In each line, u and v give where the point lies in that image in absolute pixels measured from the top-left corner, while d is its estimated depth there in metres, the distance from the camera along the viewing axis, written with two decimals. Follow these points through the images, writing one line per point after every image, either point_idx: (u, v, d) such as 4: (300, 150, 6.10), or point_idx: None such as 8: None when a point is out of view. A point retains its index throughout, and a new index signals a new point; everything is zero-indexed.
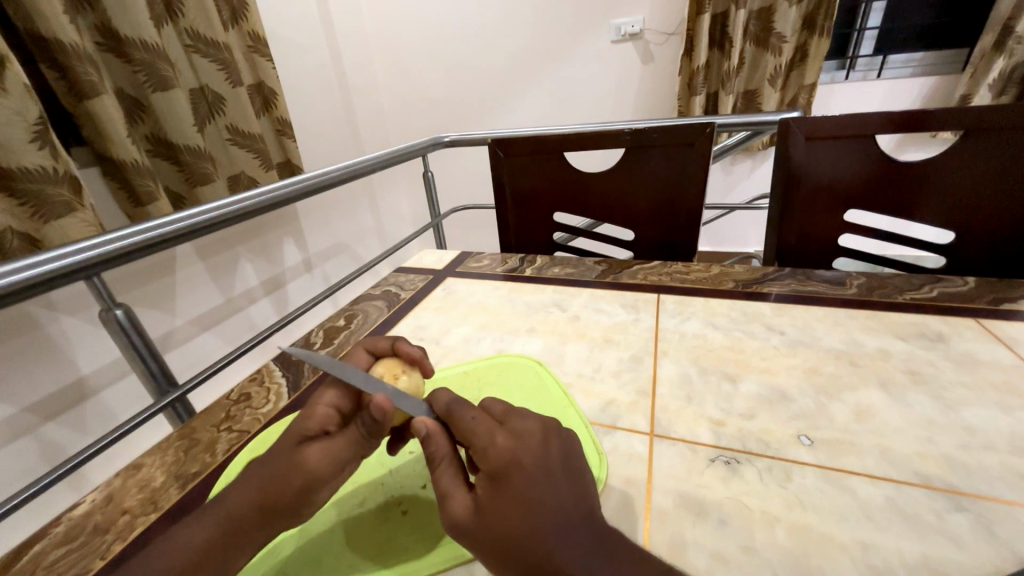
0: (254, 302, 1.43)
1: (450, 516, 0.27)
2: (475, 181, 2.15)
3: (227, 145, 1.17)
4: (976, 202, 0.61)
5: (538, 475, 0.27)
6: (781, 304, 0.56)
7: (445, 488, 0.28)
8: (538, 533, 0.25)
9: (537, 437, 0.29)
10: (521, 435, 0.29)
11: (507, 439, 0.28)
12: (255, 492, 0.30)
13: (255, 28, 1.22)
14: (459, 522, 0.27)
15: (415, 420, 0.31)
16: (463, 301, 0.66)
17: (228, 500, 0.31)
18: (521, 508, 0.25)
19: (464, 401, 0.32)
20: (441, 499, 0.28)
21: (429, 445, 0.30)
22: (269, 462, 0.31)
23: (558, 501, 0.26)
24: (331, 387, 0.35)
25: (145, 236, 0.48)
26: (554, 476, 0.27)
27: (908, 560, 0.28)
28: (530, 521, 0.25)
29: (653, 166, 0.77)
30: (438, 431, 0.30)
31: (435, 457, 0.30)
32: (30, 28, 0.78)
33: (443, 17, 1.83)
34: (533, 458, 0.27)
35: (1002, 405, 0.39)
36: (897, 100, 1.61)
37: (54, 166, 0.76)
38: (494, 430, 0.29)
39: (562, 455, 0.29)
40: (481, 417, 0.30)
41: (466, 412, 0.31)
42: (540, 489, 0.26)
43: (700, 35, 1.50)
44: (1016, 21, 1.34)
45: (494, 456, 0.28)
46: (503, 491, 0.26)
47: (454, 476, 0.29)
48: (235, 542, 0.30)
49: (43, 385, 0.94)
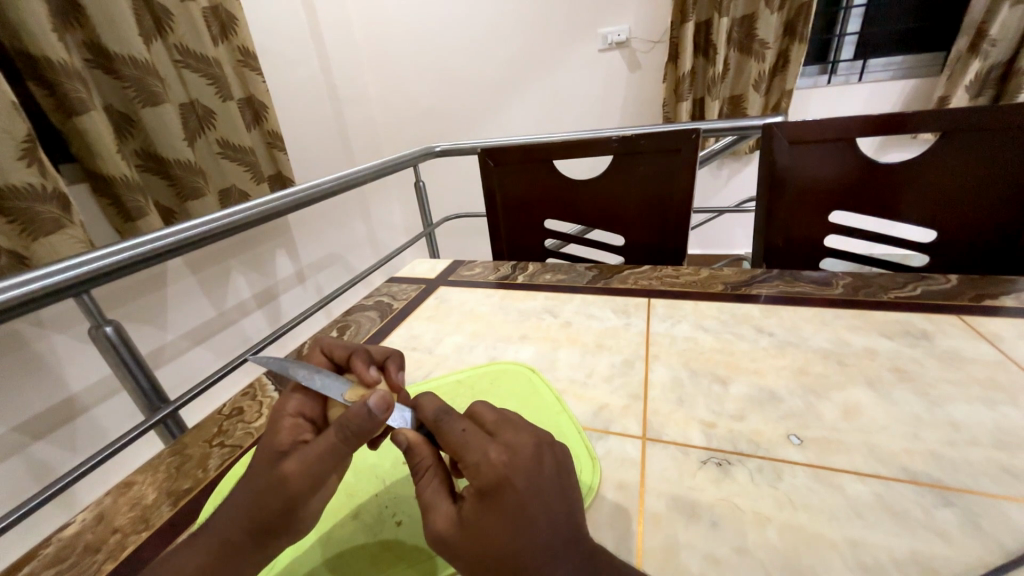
0: (246, 314, 1.43)
1: (433, 527, 0.28)
2: (466, 189, 2.16)
3: (217, 158, 1.17)
4: (954, 201, 0.62)
5: (528, 493, 0.26)
6: (769, 305, 0.57)
7: (430, 499, 0.29)
8: (517, 555, 0.25)
9: (529, 451, 0.28)
10: (515, 449, 0.28)
11: (498, 457, 0.28)
12: (237, 518, 0.30)
13: (245, 43, 1.23)
14: (443, 536, 0.27)
15: (398, 433, 0.31)
16: (456, 309, 0.66)
17: (218, 525, 0.31)
18: (504, 528, 0.26)
19: (452, 412, 0.31)
20: (426, 509, 0.29)
21: (414, 457, 0.30)
22: (252, 485, 0.31)
23: (543, 521, 0.26)
24: (294, 395, 0.35)
25: (131, 253, 0.48)
26: (547, 493, 0.27)
27: (897, 556, 0.29)
28: (512, 542, 0.25)
29: (640, 172, 0.78)
30: (419, 443, 0.31)
31: (420, 468, 0.30)
32: (17, 45, 0.78)
33: (432, 29, 1.85)
34: (525, 476, 0.27)
35: (986, 400, 0.39)
36: (879, 102, 1.65)
37: (42, 183, 0.75)
38: (486, 443, 0.29)
39: (556, 471, 0.28)
40: (469, 430, 0.30)
41: (456, 424, 0.30)
42: (528, 509, 0.26)
43: (684, 42, 1.53)
44: (989, 25, 1.39)
45: (484, 473, 0.27)
46: (489, 512, 0.26)
47: (439, 488, 0.29)
48: (228, 566, 0.30)
49: (31, 405, 0.92)
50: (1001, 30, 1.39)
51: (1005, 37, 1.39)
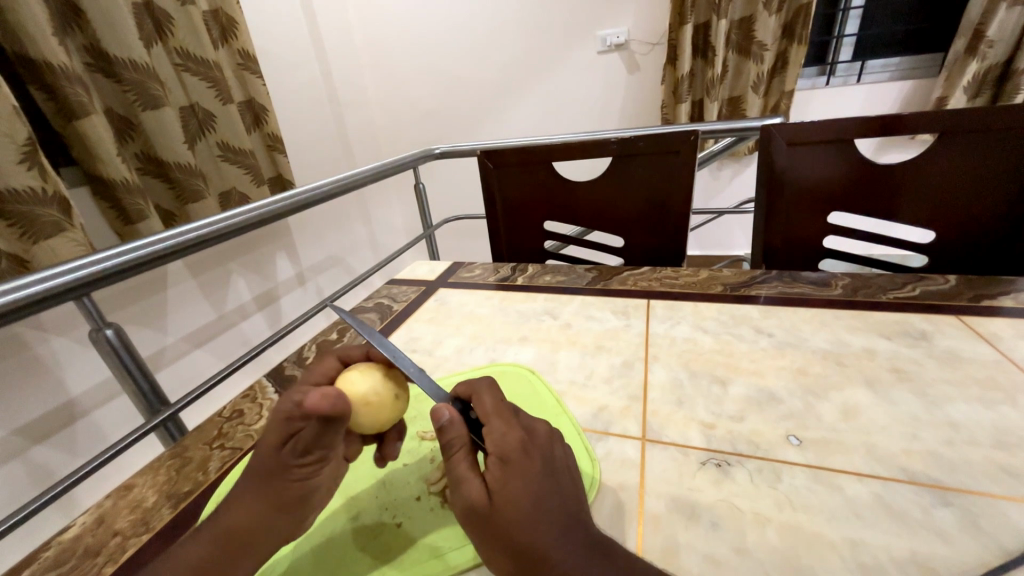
0: (246, 317, 1.43)
1: (464, 498, 0.28)
2: (466, 191, 2.17)
3: (218, 161, 1.17)
4: (952, 202, 0.62)
5: (546, 466, 0.28)
6: (768, 306, 0.57)
7: (461, 474, 0.29)
8: (539, 521, 0.26)
9: (543, 432, 0.30)
10: (532, 429, 0.30)
11: (518, 432, 0.29)
12: (251, 503, 0.32)
13: (245, 47, 1.23)
14: (473, 504, 0.27)
15: (437, 407, 0.30)
16: (456, 311, 0.67)
17: (229, 509, 0.32)
18: (527, 488, 0.27)
19: (483, 387, 0.32)
20: (456, 484, 0.29)
21: (446, 432, 0.29)
22: (259, 472, 0.32)
23: (557, 491, 0.27)
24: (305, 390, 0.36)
25: (132, 256, 0.48)
26: (558, 470, 0.29)
27: (896, 556, 0.29)
28: (533, 512, 0.26)
29: (640, 174, 0.78)
30: (458, 419, 0.30)
31: (452, 445, 0.29)
32: (17, 49, 0.78)
33: (431, 33, 1.86)
34: (542, 452, 0.29)
35: (985, 401, 0.39)
36: (877, 104, 1.66)
37: (43, 187, 0.75)
38: (510, 421, 0.30)
39: (565, 457, 0.30)
40: (503, 403, 0.31)
41: (487, 399, 0.32)
42: (548, 481, 0.28)
43: (683, 45, 1.54)
44: (986, 26, 1.39)
45: (509, 444, 0.28)
46: (512, 477, 0.27)
47: (468, 463, 0.29)
48: (238, 546, 0.31)
49: (32, 408, 0.92)
50: (998, 31, 1.39)
51: (1002, 38, 1.40)
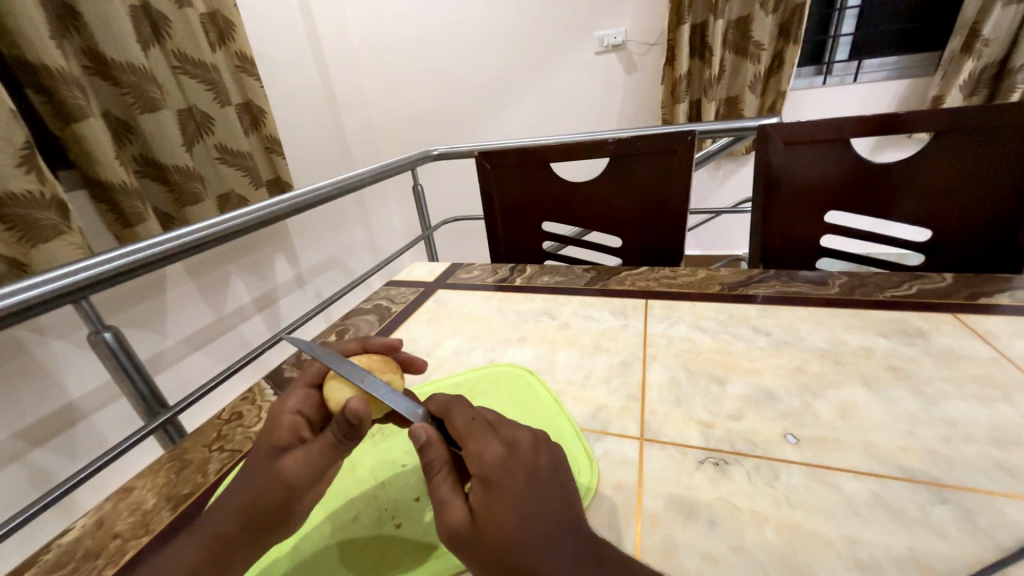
0: (245, 319, 1.43)
1: (447, 523, 0.27)
2: (465, 191, 2.17)
3: (216, 163, 1.17)
4: (948, 201, 0.63)
5: (529, 482, 0.28)
6: (766, 305, 0.57)
7: (443, 497, 0.29)
8: (525, 540, 0.26)
9: (527, 446, 0.30)
10: (514, 443, 0.30)
11: (498, 448, 0.29)
12: (237, 514, 0.31)
13: (243, 49, 1.23)
14: (456, 528, 0.27)
15: (415, 427, 0.30)
16: (455, 311, 0.67)
17: (215, 516, 0.32)
18: (512, 507, 0.27)
19: (457, 403, 0.33)
20: (439, 507, 0.28)
21: (426, 454, 0.30)
22: (249, 481, 0.32)
23: (543, 506, 0.27)
24: (295, 394, 0.36)
25: (130, 259, 0.48)
26: (544, 484, 0.29)
27: (894, 553, 0.29)
28: (517, 532, 0.26)
29: (637, 174, 0.79)
30: (437, 438, 0.30)
31: (432, 466, 0.29)
32: (15, 53, 0.78)
33: (428, 34, 1.86)
34: (525, 468, 0.29)
35: (981, 398, 0.40)
36: (873, 103, 1.66)
37: (41, 190, 0.75)
38: (489, 438, 0.30)
39: (551, 466, 0.30)
40: (477, 420, 0.31)
41: (462, 416, 0.32)
42: (532, 498, 0.27)
43: (681, 45, 1.54)
44: (982, 24, 1.40)
45: (487, 462, 0.28)
46: (495, 498, 0.27)
47: (450, 484, 0.29)
48: (224, 555, 0.31)
49: (32, 412, 0.92)
50: (993, 30, 1.39)
51: (998, 37, 1.40)
